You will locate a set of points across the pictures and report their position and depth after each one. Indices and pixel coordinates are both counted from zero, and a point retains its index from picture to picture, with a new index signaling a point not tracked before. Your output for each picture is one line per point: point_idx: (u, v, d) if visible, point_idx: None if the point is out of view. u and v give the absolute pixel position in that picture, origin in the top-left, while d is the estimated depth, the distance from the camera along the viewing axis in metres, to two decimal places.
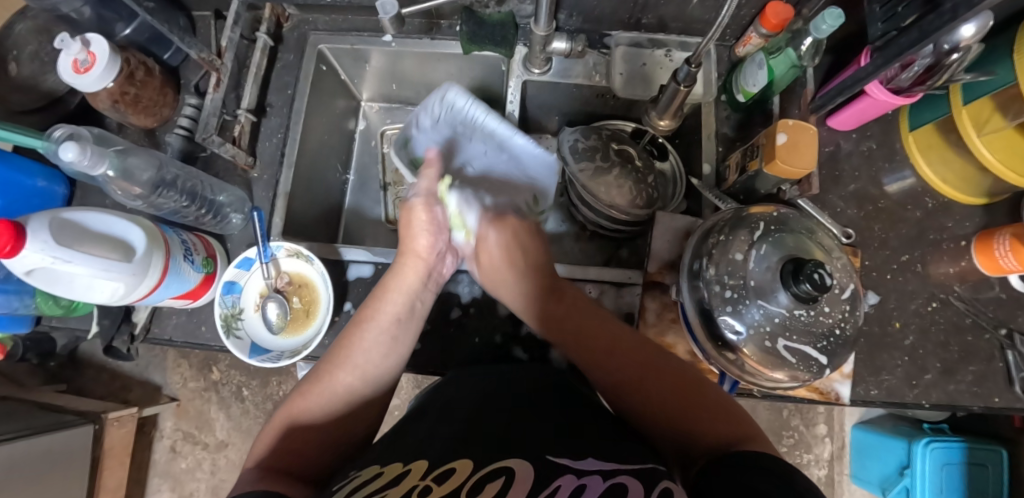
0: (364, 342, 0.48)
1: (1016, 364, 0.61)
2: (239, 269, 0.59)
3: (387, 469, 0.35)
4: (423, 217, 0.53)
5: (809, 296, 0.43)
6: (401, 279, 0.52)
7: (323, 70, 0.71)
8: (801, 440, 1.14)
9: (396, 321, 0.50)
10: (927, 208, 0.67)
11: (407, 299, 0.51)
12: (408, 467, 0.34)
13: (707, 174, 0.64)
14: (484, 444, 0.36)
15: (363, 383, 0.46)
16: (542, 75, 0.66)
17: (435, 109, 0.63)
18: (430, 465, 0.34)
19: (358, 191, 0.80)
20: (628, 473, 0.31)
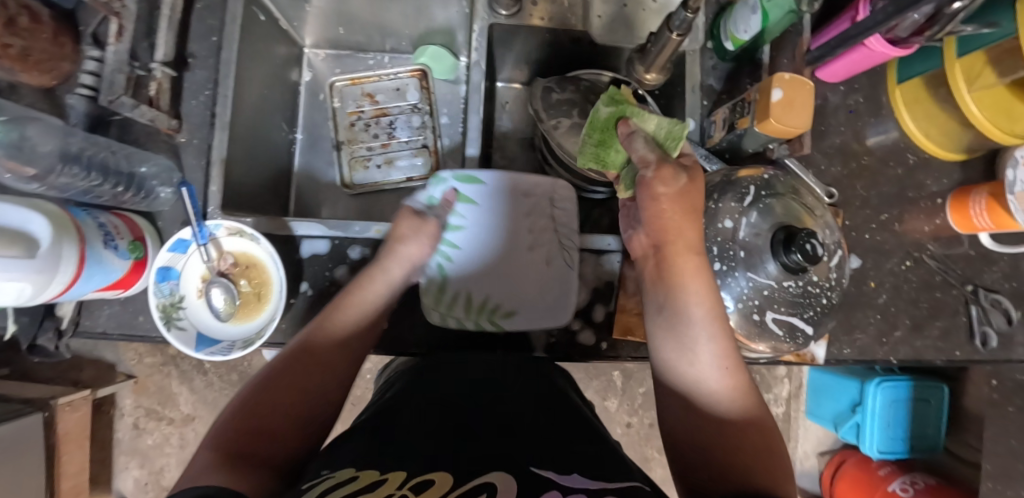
0: (350, 320, 0.46)
1: (976, 317, 0.64)
2: (173, 252, 0.51)
3: (364, 473, 0.32)
4: (426, 230, 0.52)
5: (798, 267, 0.41)
6: (386, 271, 0.49)
7: (254, 11, 0.60)
8: (762, 382, 1.20)
9: (377, 315, 0.48)
10: (908, 165, 0.66)
11: (388, 282, 0.49)
12: (386, 478, 0.31)
13: (691, 131, 0.59)
14: (462, 453, 0.34)
15: (343, 354, 0.44)
16: (511, 17, 0.58)
17: (538, 187, 0.57)
18: (409, 475, 0.31)
19: (308, 153, 0.72)
20: (613, 492, 0.29)
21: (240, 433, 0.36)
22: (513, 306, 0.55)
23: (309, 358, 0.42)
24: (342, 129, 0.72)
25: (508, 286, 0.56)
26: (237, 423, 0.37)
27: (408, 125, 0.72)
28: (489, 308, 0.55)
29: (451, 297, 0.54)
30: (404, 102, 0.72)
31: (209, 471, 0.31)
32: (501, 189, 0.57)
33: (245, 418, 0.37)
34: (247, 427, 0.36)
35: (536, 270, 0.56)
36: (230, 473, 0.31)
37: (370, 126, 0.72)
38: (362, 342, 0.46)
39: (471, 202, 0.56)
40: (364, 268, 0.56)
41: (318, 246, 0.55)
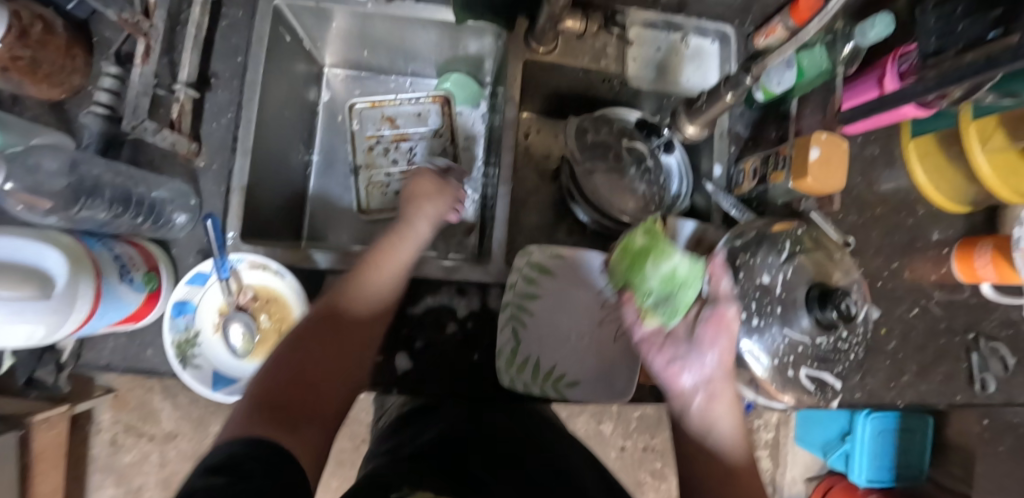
0: (399, 265, 0.47)
1: (976, 364, 0.67)
2: (190, 285, 0.49)
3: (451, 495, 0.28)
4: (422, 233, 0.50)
5: (833, 324, 0.43)
6: (413, 230, 0.49)
7: (280, 31, 0.58)
8: None
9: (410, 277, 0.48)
10: (918, 215, 0.68)
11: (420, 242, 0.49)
12: None
13: (718, 177, 0.59)
14: None
15: (383, 304, 0.44)
16: (547, 54, 0.57)
17: None
18: None
19: (323, 175, 0.69)
20: None
21: (289, 383, 0.35)
22: (578, 377, 0.54)
23: (355, 305, 0.42)
24: (359, 152, 0.70)
25: (576, 356, 0.55)
26: (288, 367, 0.36)
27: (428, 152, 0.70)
28: (557, 376, 0.54)
29: (523, 364, 0.53)
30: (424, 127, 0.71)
31: (263, 422, 0.31)
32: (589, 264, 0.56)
33: (293, 369, 0.36)
34: (297, 371, 0.36)
35: (607, 345, 0.55)
36: (284, 422, 0.31)
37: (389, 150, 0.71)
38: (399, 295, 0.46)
39: (548, 274, 0.54)
40: (390, 306, 0.53)
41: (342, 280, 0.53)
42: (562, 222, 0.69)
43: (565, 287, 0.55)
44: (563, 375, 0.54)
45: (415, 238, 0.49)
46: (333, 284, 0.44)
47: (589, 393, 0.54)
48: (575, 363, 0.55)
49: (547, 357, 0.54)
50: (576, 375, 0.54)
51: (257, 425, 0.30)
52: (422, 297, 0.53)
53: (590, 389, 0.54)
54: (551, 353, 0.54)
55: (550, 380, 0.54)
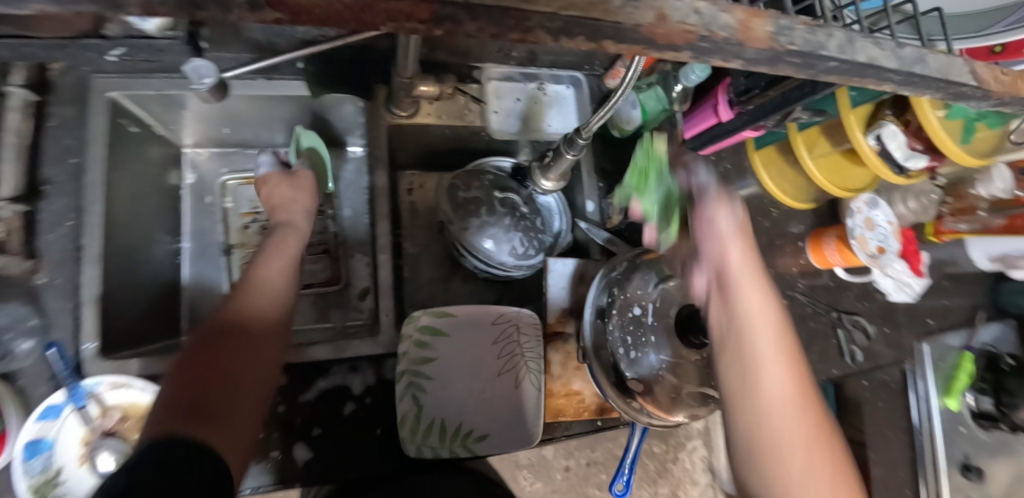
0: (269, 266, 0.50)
1: (842, 339, 0.75)
2: (42, 421, 0.44)
3: None
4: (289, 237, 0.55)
5: None
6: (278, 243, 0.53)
7: (123, 123, 0.54)
8: None
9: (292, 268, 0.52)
10: (773, 217, 0.76)
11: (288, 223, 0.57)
12: None
13: (591, 212, 0.64)
14: None
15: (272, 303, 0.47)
16: (410, 117, 0.59)
17: (503, 312, 0.58)
18: None
19: (200, 260, 0.66)
20: None
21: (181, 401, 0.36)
22: (485, 429, 0.55)
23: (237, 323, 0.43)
24: (237, 231, 0.68)
25: (480, 408, 0.55)
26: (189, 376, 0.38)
27: None
28: (463, 432, 0.54)
29: (427, 428, 0.53)
30: None
31: (165, 425, 0.34)
32: (479, 315, 0.57)
33: (191, 385, 0.38)
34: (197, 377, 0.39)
35: (511, 390, 0.55)
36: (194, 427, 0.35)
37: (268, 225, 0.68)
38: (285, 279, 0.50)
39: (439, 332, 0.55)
40: (280, 396, 0.52)
41: None
42: (457, 272, 0.69)
43: (458, 342, 0.56)
44: (467, 430, 0.54)
45: (293, 247, 0.54)
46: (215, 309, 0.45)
47: (499, 443, 0.54)
48: (481, 415, 0.55)
49: (453, 415, 0.54)
50: (484, 428, 0.55)
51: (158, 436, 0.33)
52: (313, 382, 0.53)
53: (499, 440, 0.54)
54: (454, 409, 0.54)
55: (456, 437, 0.54)
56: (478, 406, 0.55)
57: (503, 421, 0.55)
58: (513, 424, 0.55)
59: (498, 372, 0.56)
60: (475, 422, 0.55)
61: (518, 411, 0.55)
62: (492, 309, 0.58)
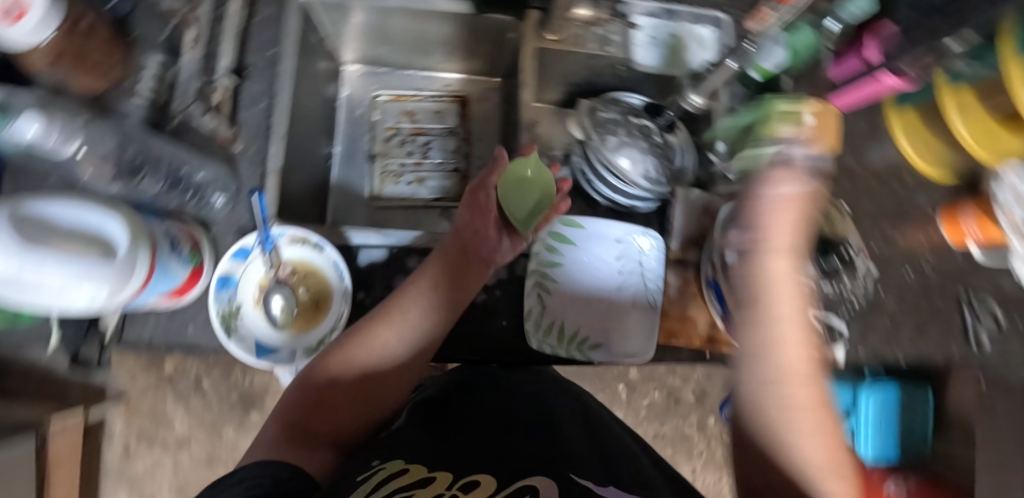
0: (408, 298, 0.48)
1: (970, 324, 0.69)
2: (234, 260, 0.51)
3: (412, 466, 0.36)
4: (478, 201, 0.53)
5: None
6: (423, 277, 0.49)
7: (309, 28, 0.60)
8: None
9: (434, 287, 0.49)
10: (906, 183, 0.73)
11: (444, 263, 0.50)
12: (434, 475, 0.35)
13: (721, 152, 0.63)
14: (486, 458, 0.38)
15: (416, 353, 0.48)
16: (557, 42, 0.61)
17: (626, 233, 0.60)
18: (455, 476, 0.35)
19: (346, 166, 0.72)
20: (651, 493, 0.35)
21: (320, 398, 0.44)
22: (599, 339, 0.57)
23: (347, 393, 0.44)
24: (378, 142, 0.73)
25: (597, 320, 0.58)
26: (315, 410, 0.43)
27: (444, 148, 0.74)
28: (580, 339, 0.57)
29: (550, 328, 0.56)
30: (441, 125, 0.75)
31: (279, 448, 0.39)
32: (604, 233, 0.60)
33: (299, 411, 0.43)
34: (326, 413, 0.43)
35: (627, 307, 0.58)
36: (303, 454, 0.39)
37: (407, 140, 0.74)
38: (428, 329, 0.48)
39: (567, 243, 0.59)
40: None
41: (375, 255, 0.56)
42: None
43: (580, 256, 0.59)
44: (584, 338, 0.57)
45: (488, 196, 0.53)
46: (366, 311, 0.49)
47: (612, 355, 0.57)
48: (597, 326, 0.58)
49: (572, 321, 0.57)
50: (599, 339, 0.57)
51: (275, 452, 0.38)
52: None
53: (611, 352, 0.57)
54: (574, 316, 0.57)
55: (572, 343, 0.56)
56: (595, 317, 0.58)
57: (617, 334, 0.57)
58: (627, 339, 0.57)
59: (617, 288, 0.59)
60: (592, 331, 0.58)
61: (633, 326, 0.58)
62: (615, 230, 0.60)
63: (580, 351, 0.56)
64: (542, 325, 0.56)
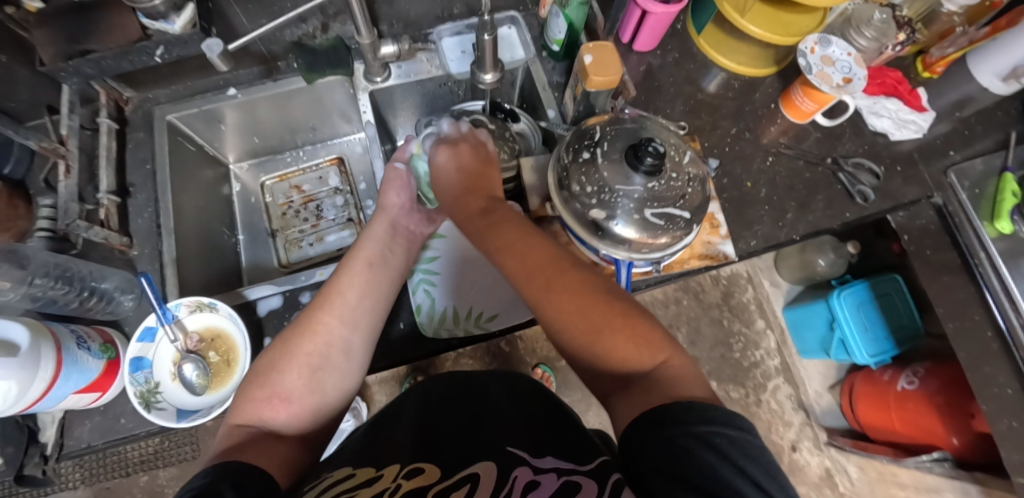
0: (341, 287, 0.51)
1: (849, 183, 0.74)
2: (143, 342, 0.57)
3: (360, 472, 0.39)
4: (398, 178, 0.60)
5: (654, 167, 0.52)
6: (353, 267, 0.52)
7: (178, 140, 0.71)
8: (748, 341, 1.32)
9: (368, 265, 0.53)
10: (735, 89, 0.77)
11: (375, 245, 0.55)
12: (382, 473, 0.38)
13: (552, 117, 0.72)
14: (448, 446, 0.41)
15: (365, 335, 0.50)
16: (385, 81, 0.72)
17: None
18: (401, 466, 0.39)
19: (254, 248, 0.79)
20: (581, 473, 0.37)
21: (279, 400, 0.44)
22: (494, 310, 0.62)
23: (308, 392, 0.45)
24: (276, 220, 0.82)
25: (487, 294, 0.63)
26: (277, 405, 0.43)
27: (334, 206, 0.83)
28: (476, 315, 0.62)
29: (445, 314, 0.61)
30: (326, 187, 0.84)
31: (230, 451, 0.38)
32: None
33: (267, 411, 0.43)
34: (282, 405, 0.44)
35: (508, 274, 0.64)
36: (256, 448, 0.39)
37: (299, 209, 0.83)
38: (365, 305, 0.51)
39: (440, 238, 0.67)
40: None
41: (272, 302, 0.62)
42: None
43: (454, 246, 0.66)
44: (475, 314, 0.62)
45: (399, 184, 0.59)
46: (302, 311, 0.50)
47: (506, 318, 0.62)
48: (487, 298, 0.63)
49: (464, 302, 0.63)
50: (492, 309, 0.63)
51: (223, 455, 0.37)
52: None
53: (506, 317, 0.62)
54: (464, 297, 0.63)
55: (468, 321, 0.61)
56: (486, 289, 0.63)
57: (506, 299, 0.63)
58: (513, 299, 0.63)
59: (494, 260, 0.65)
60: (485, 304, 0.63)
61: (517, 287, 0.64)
62: None
63: (477, 325, 0.61)
64: (438, 315, 0.61)
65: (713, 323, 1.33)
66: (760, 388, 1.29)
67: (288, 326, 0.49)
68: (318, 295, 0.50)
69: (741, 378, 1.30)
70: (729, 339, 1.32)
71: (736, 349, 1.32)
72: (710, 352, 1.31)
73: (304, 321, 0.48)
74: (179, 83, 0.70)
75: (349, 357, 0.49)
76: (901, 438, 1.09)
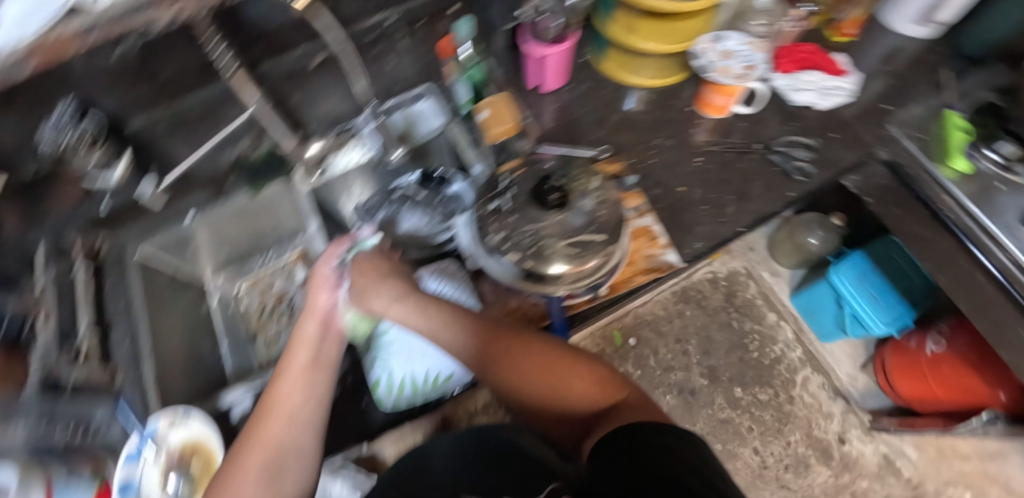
0: (282, 393, 0.51)
1: (783, 162, 0.73)
2: (129, 465, 0.60)
3: None
4: (321, 278, 0.60)
5: (558, 201, 0.56)
6: (290, 369, 0.53)
7: (151, 271, 0.76)
8: (764, 337, 1.26)
9: (307, 367, 0.54)
10: (649, 101, 0.79)
11: (309, 345, 0.56)
12: None
13: (478, 173, 0.75)
14: None
15: (309, 433, 0.50)
16: (320, 178, 0.75)
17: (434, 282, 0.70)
18: None
19: (239, 353, 0.84)
20: None
21: None
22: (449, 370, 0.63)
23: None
24: (255, 323, 0.87)
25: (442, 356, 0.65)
26: None
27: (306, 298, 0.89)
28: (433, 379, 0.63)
29: (403, 384, 0.63)
30: (296, 282, 0.90)
31: None
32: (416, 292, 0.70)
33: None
34: None
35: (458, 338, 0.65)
36: None
37: (272, 308, 0.89)
38: (308, 405, 0.51)
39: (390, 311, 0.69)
40: None
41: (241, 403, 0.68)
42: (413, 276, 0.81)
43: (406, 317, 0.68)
44: (430, 378, 0.63)
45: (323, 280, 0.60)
46: (247, 426, 0.50)
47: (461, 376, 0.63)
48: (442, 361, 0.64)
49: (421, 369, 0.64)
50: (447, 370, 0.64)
51: None
52: None
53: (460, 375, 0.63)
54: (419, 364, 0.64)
55: (426, 386, 0.63)
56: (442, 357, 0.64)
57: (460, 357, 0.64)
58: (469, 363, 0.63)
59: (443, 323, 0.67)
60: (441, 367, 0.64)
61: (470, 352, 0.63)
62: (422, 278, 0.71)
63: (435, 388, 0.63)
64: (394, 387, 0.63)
65: (723, 328, 1.27)
66: (790, 384, 1.22)
67: (234, 445, 0.49)
68: (259, 407, 0.51)
69: (766, 378, 1.23)
70: (743, 340, 1.26)
71: (753, 348, 1.25)
72: (727, 358, 1.24)
73: (250, 434, 0.49)
74: (139, 220, 0.73)
75: (299, 458, 0.48)
76: (941, 404, 1.03)
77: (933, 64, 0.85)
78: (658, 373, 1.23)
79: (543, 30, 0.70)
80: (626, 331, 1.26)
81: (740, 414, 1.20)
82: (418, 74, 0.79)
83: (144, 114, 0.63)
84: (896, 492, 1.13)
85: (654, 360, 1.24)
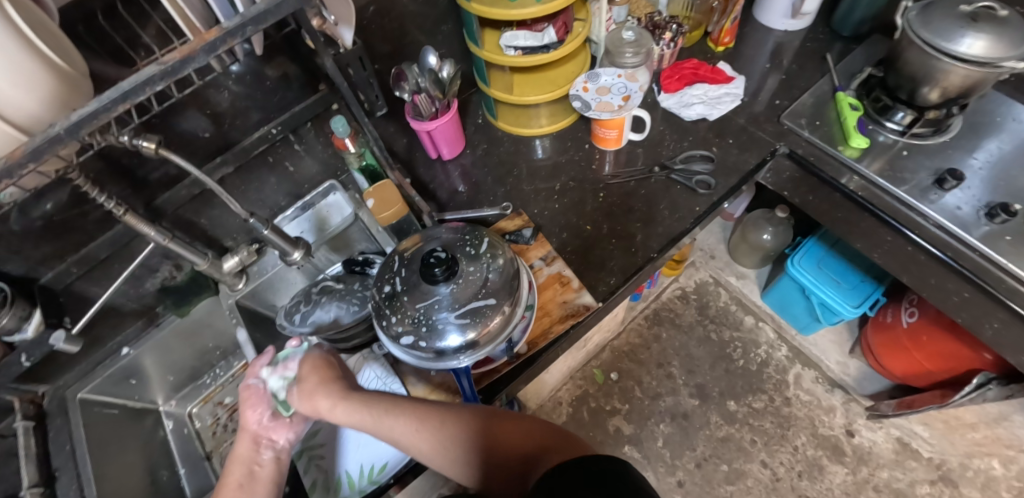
0: None
1: (684, 179, 0.74)
2: None
3: None
4: (252, 395, 0.57)
5: (445, 269, 0.55)
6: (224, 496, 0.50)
7: (96, 410, 0.77)
8: (745, 343, 1.23)
9: (239, 487, 0.51)
10: (547, 148, 0.81)
11: (243, 465, 0.53)
12: None
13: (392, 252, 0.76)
14: None
15: None
16: (245, 285, 0.78)
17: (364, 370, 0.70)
18: None
19: (196, 477, 0.83)
20: None
21: None
22: (383, 459, 0.61)
23: None
24: (212, 443, 0.88)
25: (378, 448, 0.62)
26: None
27: None
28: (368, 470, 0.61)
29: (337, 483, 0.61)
30: None
31: None
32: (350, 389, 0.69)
33: None
34: None
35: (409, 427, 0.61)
36: None
37: (226, 423, 0.89)
38: None
39: None
40: None
41: None
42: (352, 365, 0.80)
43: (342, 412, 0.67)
44: (365, 471, 0.61)
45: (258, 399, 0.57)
46: None
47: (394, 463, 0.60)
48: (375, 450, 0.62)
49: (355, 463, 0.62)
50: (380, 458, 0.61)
51: None
52: None
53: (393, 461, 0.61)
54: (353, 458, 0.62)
55: (360, 480, 0.60)
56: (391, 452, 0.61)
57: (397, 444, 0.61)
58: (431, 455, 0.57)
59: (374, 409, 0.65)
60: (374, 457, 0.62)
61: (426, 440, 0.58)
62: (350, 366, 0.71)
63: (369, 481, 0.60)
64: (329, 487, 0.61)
65: (703, 343, 1.24)
66: (784, 387, 1.17)
67: None
68: None
69: (756, 384, 1.19)
70: (726, 351, 1.22)
71: (738, 356, 1.22)
72: (712, 373, 1.21)
73: None
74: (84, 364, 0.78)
75: None
76: (939, 376, 0.96)
77: (815, 50, 0.87)
78: (647, 403, 1.19)
79: (424, 106, 0.71)
80: (605, 367, 1.24)
81: (739, 428, 1.14)
82: (322, 170, 0.83)
83: (53, 267, 0.66)
84: (921, 476, 1.06)
85: (639, 390, 1.21)
